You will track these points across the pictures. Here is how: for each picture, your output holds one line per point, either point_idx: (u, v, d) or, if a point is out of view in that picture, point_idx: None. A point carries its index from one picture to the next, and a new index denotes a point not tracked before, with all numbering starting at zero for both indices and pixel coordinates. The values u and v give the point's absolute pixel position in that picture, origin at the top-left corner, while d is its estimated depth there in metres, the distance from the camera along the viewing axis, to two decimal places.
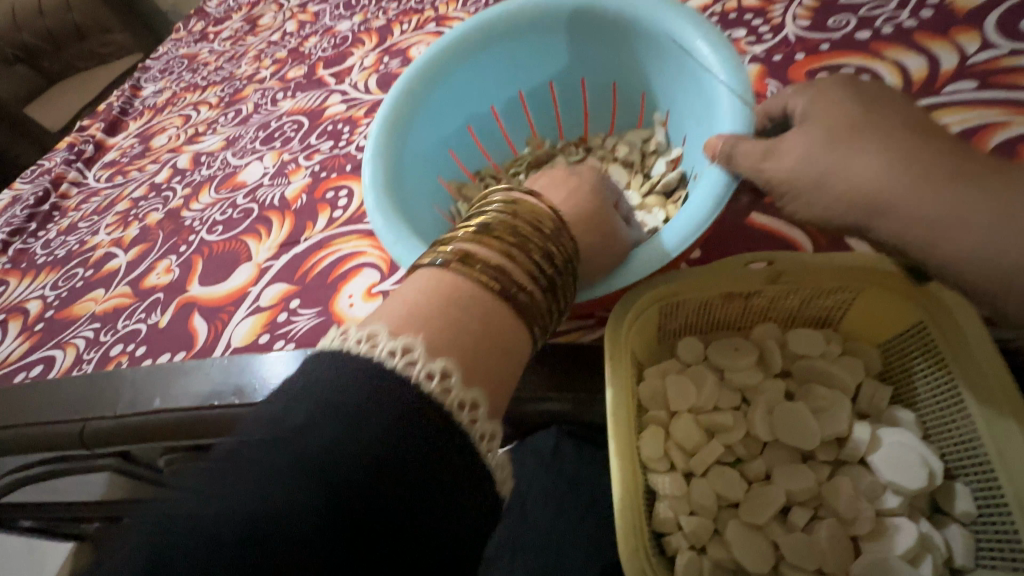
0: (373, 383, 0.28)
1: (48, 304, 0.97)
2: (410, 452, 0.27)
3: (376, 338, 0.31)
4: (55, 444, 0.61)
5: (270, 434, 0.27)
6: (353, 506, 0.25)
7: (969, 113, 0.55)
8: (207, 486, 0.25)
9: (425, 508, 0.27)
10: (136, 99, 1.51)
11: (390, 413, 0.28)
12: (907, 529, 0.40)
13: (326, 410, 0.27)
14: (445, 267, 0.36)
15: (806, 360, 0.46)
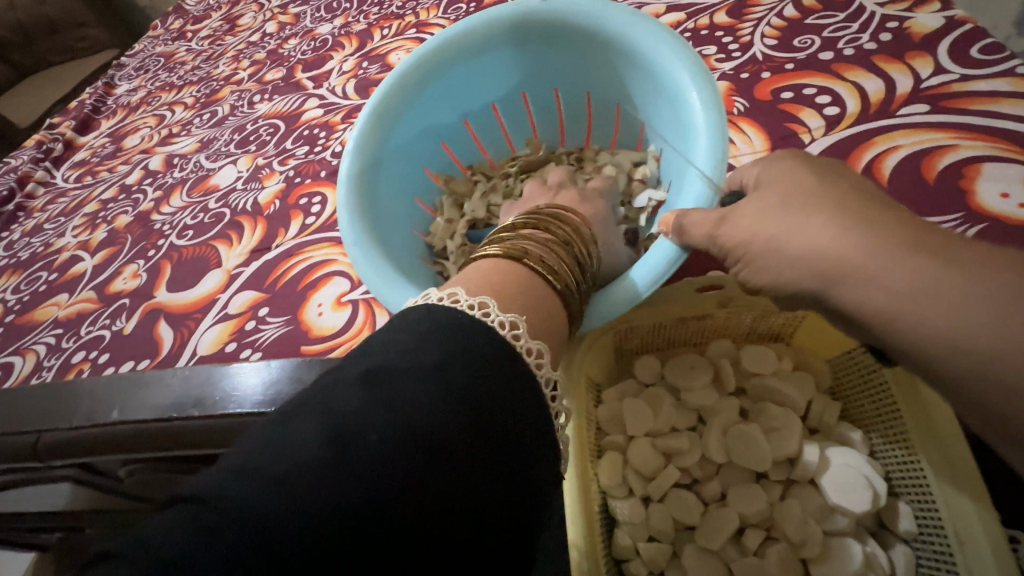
0: (451, 365, 0.28)
1: (9, 308, 0.94)
2: (489, 440, 0.27)
3: (488, 311, 0.32)
4: (6, 456, 0.59)
5: (409, 365, 0.27)
6: (480, 442, 0.26)
7: (922, 136, 0.58)
8: (346, 404, 0.25)
9: (533, 458, 0.29)
10: (109, 98, 1.48)
11: (510, 368, 0.30)
12: (854, 550, 0.41)
13: (458, 354, 0.29)
14: (501, 253, 0.38)
15: (758, 378, 0.47)
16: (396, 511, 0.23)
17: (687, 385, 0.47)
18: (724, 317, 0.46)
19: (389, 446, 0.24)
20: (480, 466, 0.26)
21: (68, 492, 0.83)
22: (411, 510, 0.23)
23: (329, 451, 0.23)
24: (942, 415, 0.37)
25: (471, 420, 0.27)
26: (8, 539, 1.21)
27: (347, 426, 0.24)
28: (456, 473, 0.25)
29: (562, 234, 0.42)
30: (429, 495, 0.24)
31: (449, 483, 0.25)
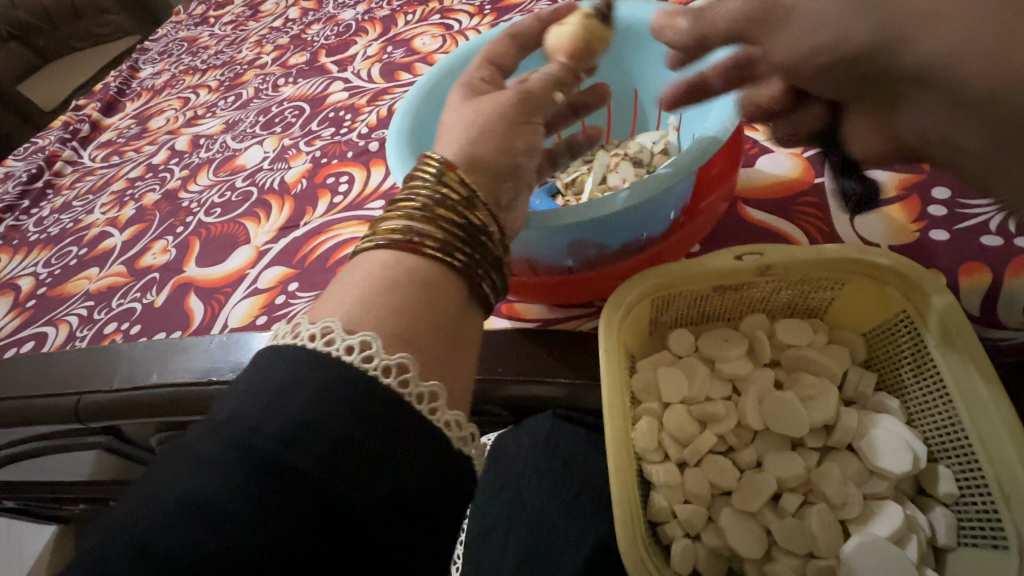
0: (327, 379, 0.28)
1: (41, 281, 0.96)
2: (360, 448, 0.27)
3: (333, 335, 0.30)
4: (49, 417, 0.62)
5: (230, 423, 0.27)
6: (309, 486, 0.25)
7: None
8: (177, 474, 0.26)
9: (420, 466, 0.28)
10: (133, 81, 1.49)
11: (357, 394, 0.28)
12: (896, 512, 0.40)
13: (287, 394, 0.27)
14: (386, 247, 0.35)
15: (794, 349, 0.46)
16: (232, 567, 0.24)
17: (722, 355, 0.46)
18: (761, 287, 0.46)
19: (207, 510, 0.24)
20: (317, 511, 0.25)
21: (93, 462, 0.84)
22: (247, 547, 0.24)
23: (157, 533, 0.24)
24: (985, 373, 0.36)
25: (295, 465, 0.25)
26: (30, 512, 1.24)
27: (166, 503, 0.25)
28: (288, 523, 0.25)
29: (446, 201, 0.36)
30: (262, 545, 0.24)
31: (283, 531, 0.24)
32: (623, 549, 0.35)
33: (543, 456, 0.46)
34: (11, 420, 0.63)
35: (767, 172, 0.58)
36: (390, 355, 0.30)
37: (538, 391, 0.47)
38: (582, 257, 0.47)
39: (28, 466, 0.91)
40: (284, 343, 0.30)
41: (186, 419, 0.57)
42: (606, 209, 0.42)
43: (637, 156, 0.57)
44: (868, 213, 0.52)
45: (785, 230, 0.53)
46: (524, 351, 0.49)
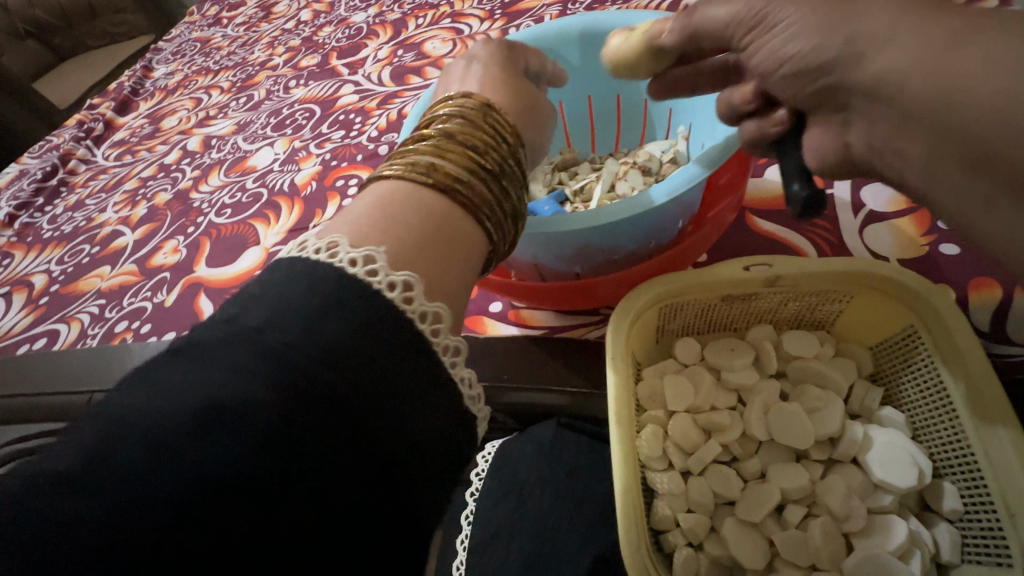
0: (336, 287, 0.27)
1: (54, 279, 0.97)
2: (369, 356, 0.26)
3: (338, 247, 0.29)
4: (60, 414, 0.62)
5: (230, 335, 0.26)
6: (308, 408, 0.24)
7: None
8: (162, 386, 0.24)
9: (422, 380, 0.27)
10: (147, 80, 1.51)
11: (361, 317, 0.27)
12: (899, 526, 0.39)
13: (287, 313, 0.26)
14: (400, 176, 0.34)
15: (800, 361, 0.46)
16: (230, 464, 0.23)
17: (728, 365, 0.46)
18: (768, 298, 0.46)
19: (196, 422, 0.23)
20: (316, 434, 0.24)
21: None
22: (252, 441, 0.23)
23: (146, 437, 0.22)
24: (993, 393, 0.36)
25: (298, 385, 0.24)
26: None
27: (155, 413, 0.23)
28: (285, 444, 0.23)
29: (479, 127, 0.38)
30: (264, 440, 0.23)
31: (280, 454, 0.23)
32: (626, 557, 0.35)
33: (546, 463, 0.47)
34: (23, 417, 0.64)
35: (776, 182, 0.58)
36: (395, 272, 0.29)
37: (544, 398, 0.48)
38: (589, 263, 0.48)
39: None
40: (287, 257, 0.30)
41: None
42: (614, 214, 0.42)
43: (647, 165, 0.57)
44: (878, 225, 0.52)
45: (792, 241, 0.53)
46: (531, 358, 0.49)
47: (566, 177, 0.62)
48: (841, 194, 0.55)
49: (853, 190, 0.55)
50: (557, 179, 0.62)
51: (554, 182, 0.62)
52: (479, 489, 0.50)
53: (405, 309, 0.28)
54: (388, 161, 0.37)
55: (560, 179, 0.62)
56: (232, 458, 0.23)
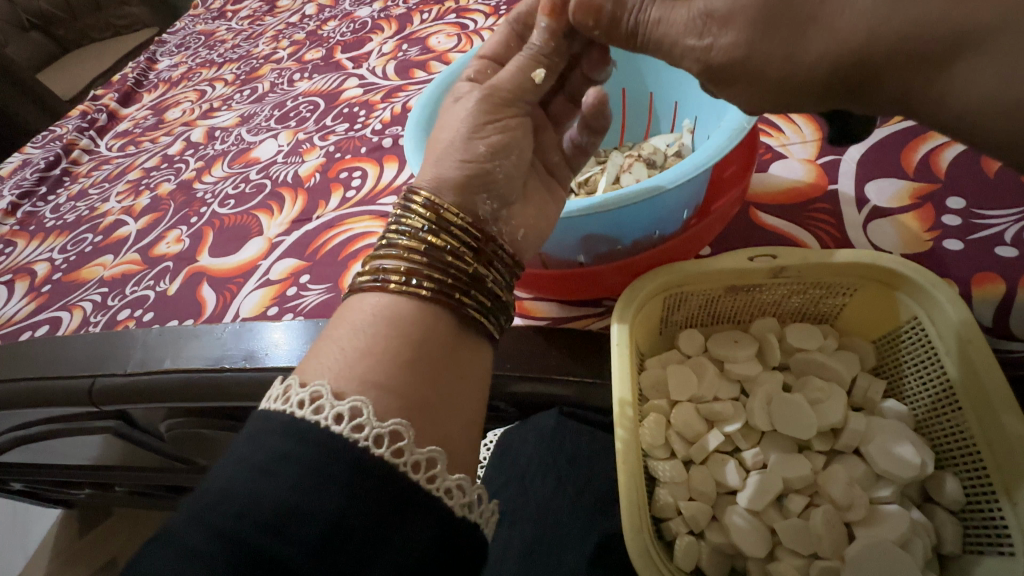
0: (322, 454, 0.31)
1: (56, 267, 0.97)
2: (355, 526, 0.29)
3: (321, 401, 0.33)
4: (64, 397, 0.63)
5: (221, 513, 0.29)
6: (313, 561, 0.28)
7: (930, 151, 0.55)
8: (174, 562, 0.28)
9: (409, 535, 0.30)
10: (150, 72, 1.51)
11: (350, 471, 0.30)
12: (900, 516, 0.40)
13: (277, 482, 0.30)
14: (396, 293, 0.39)
15: (803, 353, 0.46)
16: None
17: (731, 356, 0.46)
18: (773, 289, 0.46)
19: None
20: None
21: (101, 445, 0.85)
22: None
23: None
24: (996, 383, 0.36)
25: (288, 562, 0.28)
26: (38, 494, 1.25)
27: None
28: None
29: (442, 236, 0.41)
30: None
31: None
32: (628, 541, 0.35)
33: (547, 452, 0.46)
34: (25, 399, 0.64)
35: (781, 177, 0.58)
36: (383, 422, 0.33)
37: (546, 387, 0.48)
38: (594, 253, 0.48)
39: (37, 449, 0.92)
40: (272, 409, 0.34)
41: (198, 403, 0.59)
42: (617, 204, 0.42)
43: (652, 158, 0.57)
44: (881, 220, 0.52)
45: (796, 235, 0.53)
46: (534, 346, 0.49)
47: None
48: (845, 189, 0.55)
49: (857, 185, 0.55)
50: None
51: None
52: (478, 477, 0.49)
53: (397, 462, 0.32)
54: (372, 271, 0.41)
55: None
56: None
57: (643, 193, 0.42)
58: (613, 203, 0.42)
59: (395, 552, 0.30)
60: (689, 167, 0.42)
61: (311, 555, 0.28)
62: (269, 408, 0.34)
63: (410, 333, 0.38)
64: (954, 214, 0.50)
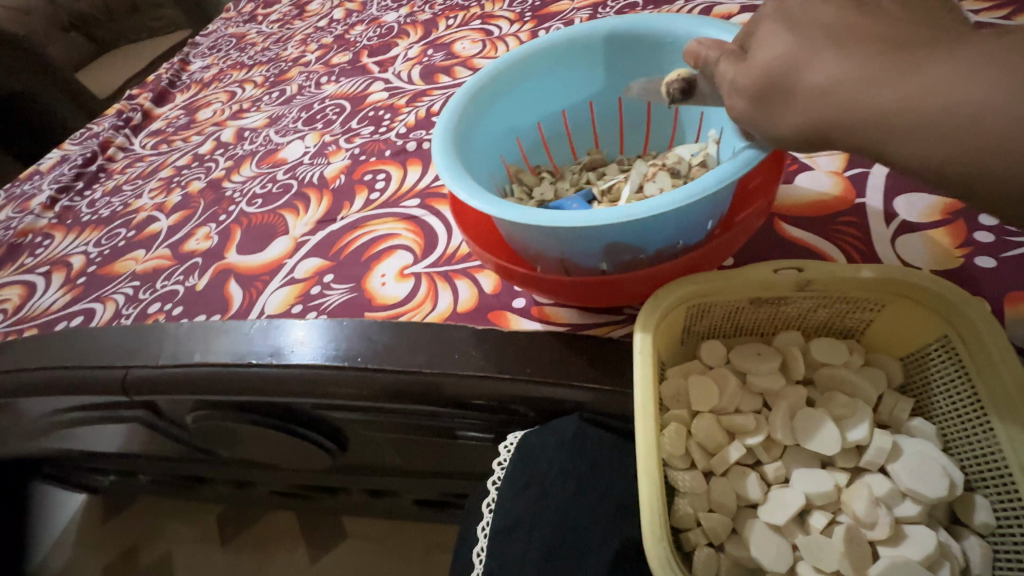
0: None
1: (91, 260, 1.00)
2: None
3: None
4: (98, 388, 0.65)
5: None
6: None
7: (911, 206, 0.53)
8: None
9: None
10: (183, 73, 1.56)
11: None
12: (927, 536, 0.39)
13: None
14: None
15: (828, 368, 0.45)
16: None
17: (754, 369, 0.46)
18: (798, 303, 0.46)
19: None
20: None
21: (129, 433, 0.88)
22: None
23: None
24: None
25: None
26: (65, 479, 1.30)
27: None
28: None
29: None
30: None
31: None
32: (649, 548, 0.35)
33: (569, 455, 0.47)
34: (60, 387, 0.67)
35: (807, 189, 0.57)
36: None
37: (564, 392, 0.49)
38: (616, 261, 0.48)
39: (67, 435, 0.96)
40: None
41: (225, 397, 0.60)
42: (645, 213, 0.42)
43: (676, 167, 0.57)
44: (911, 235, 0.51)
45: (822, 248, 0.53)
46: (556, 353, 0.51)
47: (593, 177, 0.63)
48: (873, 203, 0.54)
49: (886, 199, 0.54)
50: (585, 179, 0.63)
51: (585, 182, 0.62)
52: (500, 478, 0.49)
53: None
54: None
55: (593, 180, 0.62)
56: None
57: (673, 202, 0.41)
58: (642, 212, 0.42)
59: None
60: (719, 177, 0.42)
61: None
62: None
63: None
64: (986, 231, 0.49)
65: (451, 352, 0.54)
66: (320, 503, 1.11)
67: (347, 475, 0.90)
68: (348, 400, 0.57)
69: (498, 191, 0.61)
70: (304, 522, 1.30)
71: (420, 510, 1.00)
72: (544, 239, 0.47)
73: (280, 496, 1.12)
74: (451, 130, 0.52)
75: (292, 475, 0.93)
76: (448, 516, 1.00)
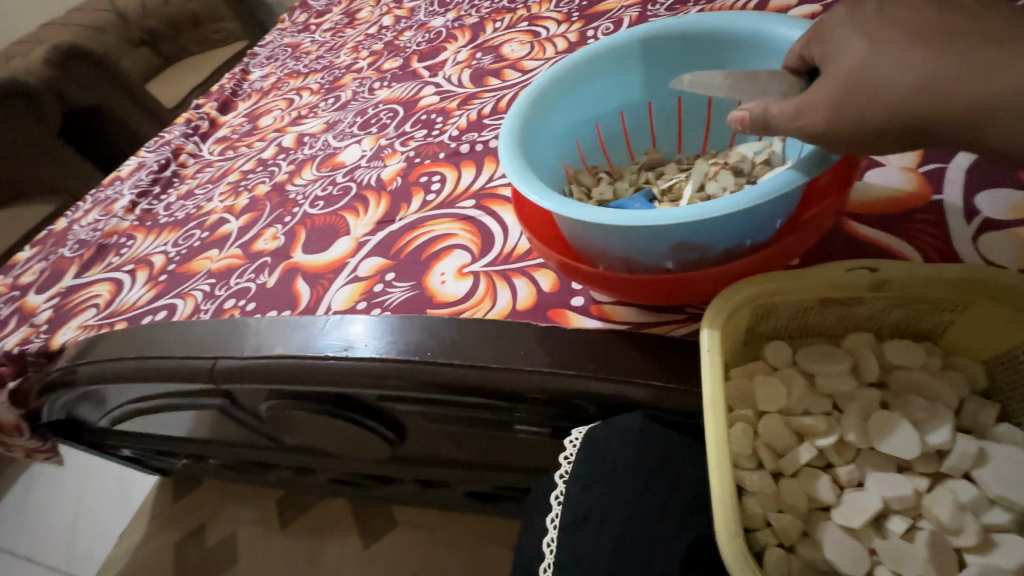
0: None
1: (171, 259, 1.09)
2: None
3: None
4: (188, 377, 0.70)
5: None
6: None
7: (1001, 227, 0.49)
8: None
9: None
10: (245, 83, 1.65)
11: None
12: (1019, 546, 0.37)
13: None
14: None
15: (903, 371, 0.44)
16: None
17: (824, 370, 0.45)
18: (872, 303, 0.45)
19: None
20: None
21: (205, 420, 0.95)
22: None
23: None
24: None
25: None
26: (142, 461, 1.41)
27: None
28: None
29: None
30: None
31: None
32: (723, 544, 0.36)
33: (636, 451, 0.47)
34: (155, 375, 0.73)
35: (879, 186, 0.56)
36: None
37: (626, 390, 0.51)
38: (682, 260, 0.49)
39: (150, 421, 1.04)
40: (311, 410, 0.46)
41: (302, 387, 0.65)
42: (714, 212, 0.42)
43: (739, 166, 0.57)
44: (996, 233, 0.49)
45: (896, 247, 0.51)
46: (619, 352, 0.52)
47: (652, 177, 0.63)
48: (951, 199, 0.52)
49: (966, 195, 0.52)
50: (643, 179, 0.63)
51: (643, 182, 0.63)
52: (567, 472, 0.51)
53: None
54: None
55: (652, 181, 0.63)
56: None
57: (744, 200, 0.42)
58: (713, 210, 0.42)
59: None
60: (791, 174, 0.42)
61: None
62: None
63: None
64: None
65: (515, 349, 0.55)
66: (373, 491, 1.16)
67: (402, 469, 0.94)
68: (413, 393, 0.60)
69: (559, 192, 0.62)
70: (356, 510, 1.36)
71: (472, 502, 1.03)
72: (608, 238, 0.48)
73: (336, 483, 1.18)
74: (516, 134, 0.54)
75: (350, 464, 0.98)
76: (498, 509, 1.03)
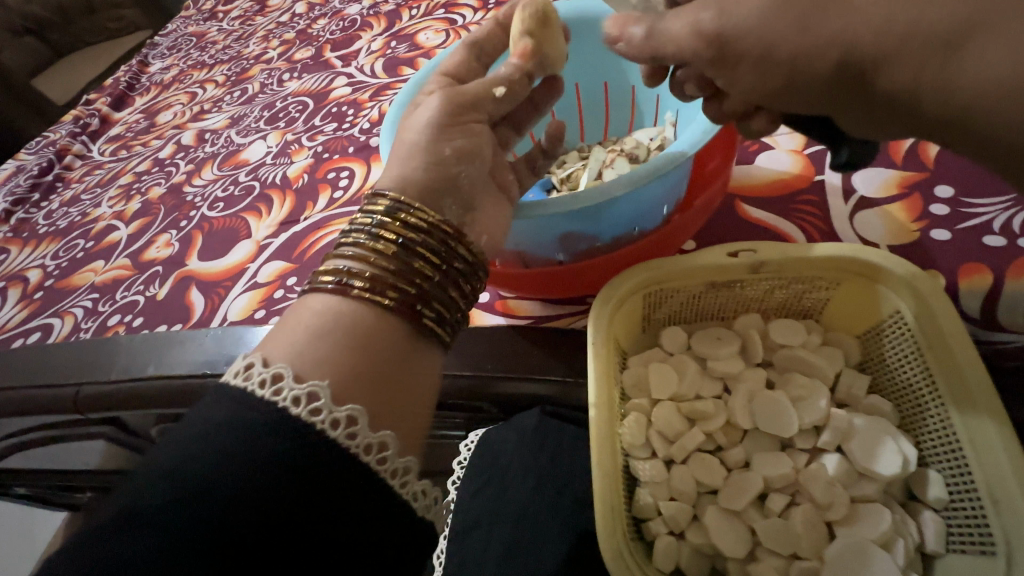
0: (271, 441, 0.29)
1: (49, 273, 0.97)
2: (321, 493, 0.29)
3: (282, 383, 0.31)
4: (52, 407, 0.63)
5: (203, 447, 0.29)
6: (279, 523, 0.28)
7: (872, 205, 0.51)
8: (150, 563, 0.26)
9: (346, 514, 0.29)
10: (143, 75, 1.50)
11: (301, 469, 0.29)
12: (883, 514, 0.39)
13: (225, 470, 0.28)
14: (357, 260, 0.37)
15: (787, 350, 0.45)
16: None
17: (713, 354, 0.45)
18: (755, 285, 0.46)
19: (174, 535, 0.26)
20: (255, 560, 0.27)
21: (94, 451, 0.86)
22: (232, 550, 0.27)
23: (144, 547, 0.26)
24: (977, 378, 0.35)
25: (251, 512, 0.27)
26: (42, 498, 1.26)
27: (177, 481, 0.28)
28: (279, 531, 0.28)
29: (414, 243, 0.38)
30: (250, 538, 0.27)
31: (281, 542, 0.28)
32: (601, 541, 0.35)
33: (529, 450, 0.47)
34: (15, 407, 0.65)
35: (766, 169, 0.57)
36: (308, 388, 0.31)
37: (528, 386, 0.48)
38: (572, 250, 0.48)
39: (35, 455, 0.93)
40: (231, 383, 0.32)
41: (183, 408, 0.59)
42: (588, 201, 0.41)
43: (634, 153, 0.56)
44: (868, 212, 0.51)
45: (782, 228, 0.52)
46: (518, 346, 0.49)
47: (553, 165, 0.62)
48: (831, 180, 0.54)
49: (844, 176, 0.54)
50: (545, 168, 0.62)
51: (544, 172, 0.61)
52: (461, 478, 0.50)
53: (351, 447, 0.30)
54: (349, 232, 0.39)
55: (552, 170, 0.61)
56: (211, 540, 0.27)
57: (618, 187, 0.41)
58: (587, 198, 0.41)
59: (360, 505, 0.30)
60: (665, 156, 0.41)
61: (285, 500, 0.28)
62: (219, 391, 0.32)
63: (375, 343, 0.35)
64: (942, 204, 0.49)
65: None
66: None
67: None
68: None
69: None
70: None
71: None
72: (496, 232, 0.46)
73: None
74: (400, 125, 0.50)
75: None
76: None
